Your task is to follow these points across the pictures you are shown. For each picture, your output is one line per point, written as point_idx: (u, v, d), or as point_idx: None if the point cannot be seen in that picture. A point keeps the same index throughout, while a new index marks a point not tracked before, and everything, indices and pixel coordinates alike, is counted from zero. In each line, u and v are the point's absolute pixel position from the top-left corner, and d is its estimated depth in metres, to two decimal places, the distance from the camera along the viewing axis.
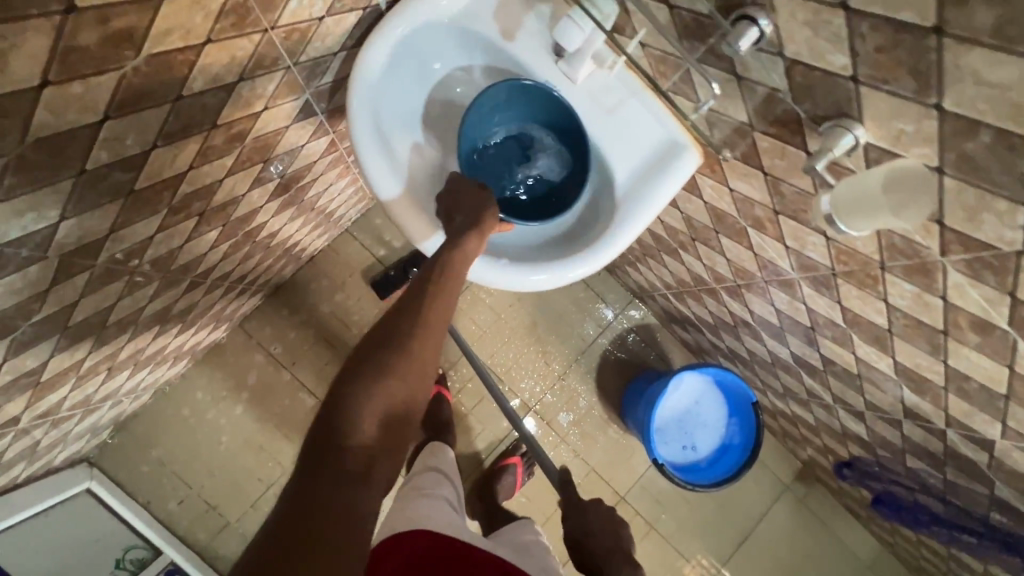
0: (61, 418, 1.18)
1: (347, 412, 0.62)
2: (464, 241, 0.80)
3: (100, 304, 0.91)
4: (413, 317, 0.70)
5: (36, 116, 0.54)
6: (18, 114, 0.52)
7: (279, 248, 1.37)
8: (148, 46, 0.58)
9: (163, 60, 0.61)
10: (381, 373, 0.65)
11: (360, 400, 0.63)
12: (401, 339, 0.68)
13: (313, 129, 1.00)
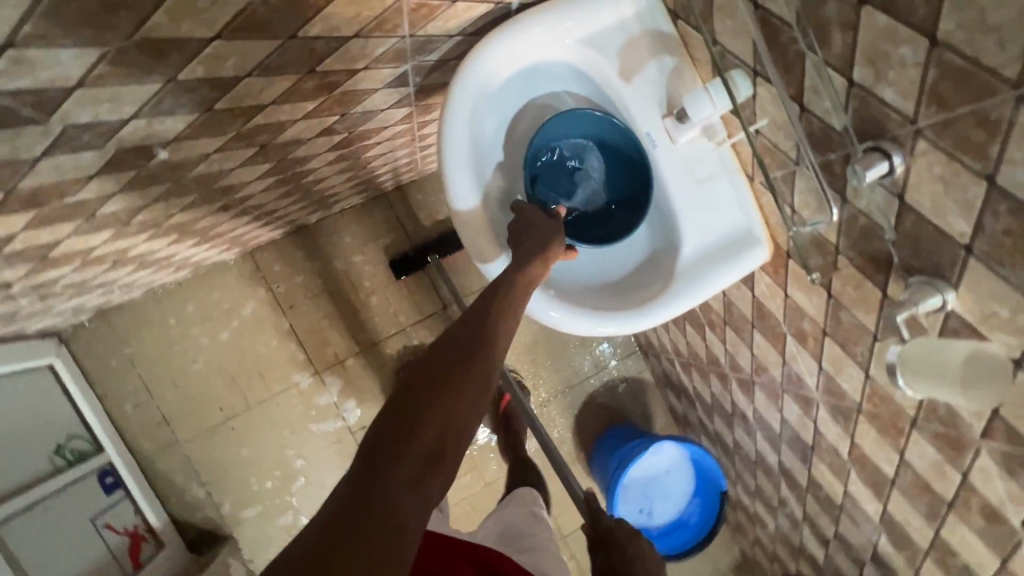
0: (50, 293, 1.14)
1: (400, 416, 0.57)
2: (528, 266, 0.79)
3: (133, 202, 0.87)
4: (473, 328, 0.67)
5: (154, 16, 0.51)
6: (138, 11, 0.50)
7: (319, 194, 1.34)
8: None
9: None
10: (442, 379, 0.60)
11: (417, 404, 0.58)
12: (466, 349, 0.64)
13: (399, 98, 0.97)
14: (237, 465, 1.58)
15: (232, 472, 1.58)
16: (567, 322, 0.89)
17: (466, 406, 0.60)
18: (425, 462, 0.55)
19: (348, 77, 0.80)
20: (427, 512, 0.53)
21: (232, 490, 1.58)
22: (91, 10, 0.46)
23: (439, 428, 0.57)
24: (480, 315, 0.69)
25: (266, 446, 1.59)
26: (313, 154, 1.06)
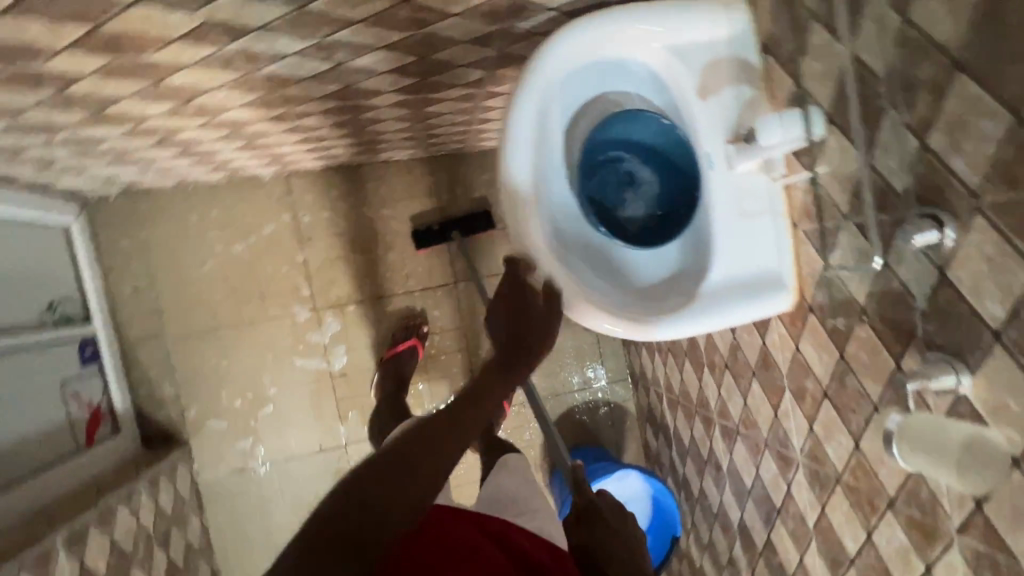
0: (91, 153, 1.16)
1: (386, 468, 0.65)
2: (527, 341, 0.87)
3: (200, 82, 0.89)
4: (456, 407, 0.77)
5: None
6: None
7: (370, 136, 1.35)
8: None
9: None
10: (433, 442, 0.70)
11: (407, 460, 0.67)
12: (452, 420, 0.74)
13: (479, 59, 0.99)
14: (212, 376, 1.58)
15: (206, 381, 1.58)
16: (580, 310, 0.86)
17: (441, 477, 0.68)
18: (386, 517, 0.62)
19: (439, 20, 0.82)
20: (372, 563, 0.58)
21: (201, 399, 1.57)
22: None
23: (420, 483, 0.66)
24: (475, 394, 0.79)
25: (246, 365, 1.59)
26: (380, 91, 1.07)
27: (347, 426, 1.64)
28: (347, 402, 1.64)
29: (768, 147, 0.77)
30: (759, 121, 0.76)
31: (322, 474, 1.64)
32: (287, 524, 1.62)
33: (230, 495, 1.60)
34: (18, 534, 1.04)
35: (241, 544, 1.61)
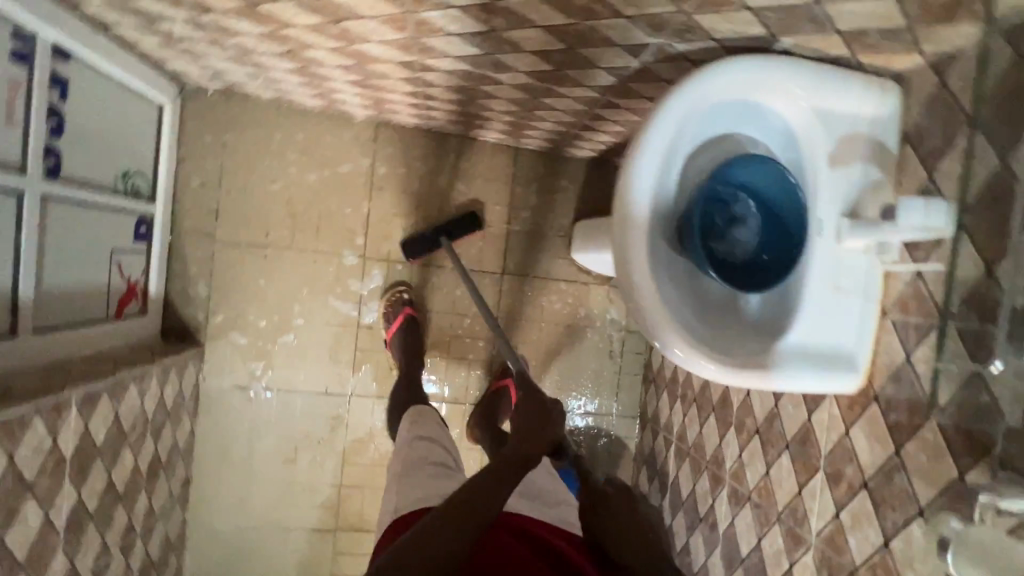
0: (220, 44, 1.18)
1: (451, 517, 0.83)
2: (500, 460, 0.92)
3: (361, 6, 0.91)
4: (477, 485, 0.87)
5: None
6: None
7: (476, 109, 1.37)
8: None
9: None
10: (487, 491, 0.87)
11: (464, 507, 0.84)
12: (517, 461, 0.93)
13: (622, 66, 0.99)
14: (245, 290, 1.58)
15: (238, 293, 1.58)
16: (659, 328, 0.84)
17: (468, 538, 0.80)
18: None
19: (611, 16, 0.83)
20: None
21: (228, 308, 1.58)
22: None
23: (473, 525, 0.82)
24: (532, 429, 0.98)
25: (281, 290, 1.60)
26: (511, 68, 1.09)
27: (357, 377, 1.64)
28: (364, 355, 1.64)
29: (901, 231, 0.76)
30: (902, 202, 0.76)
31: (318, 417, 1.63)
32: (269, 455, 1.61)
33: (224, 410, 1.59)
34: (39, 379, 1.05)
35: (219, 460, 1.59)
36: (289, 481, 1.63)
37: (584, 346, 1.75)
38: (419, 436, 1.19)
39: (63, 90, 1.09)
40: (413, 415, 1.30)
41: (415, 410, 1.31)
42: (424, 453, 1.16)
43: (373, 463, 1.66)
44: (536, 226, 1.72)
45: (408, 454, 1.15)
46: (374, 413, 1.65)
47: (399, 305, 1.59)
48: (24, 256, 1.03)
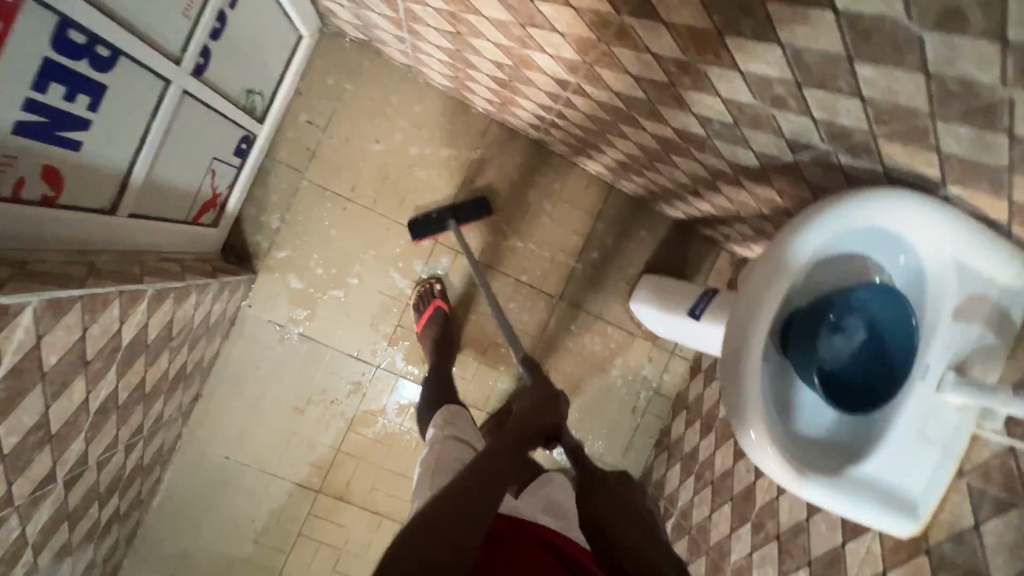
0: (390, 5, 1.20)
1: (474, 474, 0.78)
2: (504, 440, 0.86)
3: (559, 22, 0.93)
4: (475, 463, 0.79)
5: None
6: None
7: (600, 140, 1.39)
8: (911, 45, 0.62)
9: (892, 52, 0.64)
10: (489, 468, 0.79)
11: (465, 483, 0.76)
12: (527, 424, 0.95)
13: (774, 156, 1.01)
14: (314, 235, 1.58)
15: (307, 235, 1.58)
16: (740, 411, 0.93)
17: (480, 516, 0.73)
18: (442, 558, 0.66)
19: (798, 112, 0.84)
20: None
21: (293, 246, 1.57)
22: None
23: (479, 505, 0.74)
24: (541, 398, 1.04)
25: (347, 246, 1.59)
26: (662, 121, 1.11)
27: (391, 353, 1.63)
28: (405, 334, 1.63)
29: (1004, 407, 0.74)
30: None
31: (341, 378, 1.62)
32: (282, 399, 1.60)
33: (255, 342, 1.58)
34: (119, 266, 1.06)
35: (233, 388, 1.58)
36: (291, 430, 1.61)
37: (612, 394, 1.76)
38: (454, 438, 1.16)
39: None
40: (446, 414, 1.27)
41: (450, 410, 1.28)
42: (458, 455, 1.13)
43: (376, 440, 1.64)
44: (605, 266, 1.73)
45: (440, 456, 1.11)
46: (394, 392, 1.64)
47: (431, 297, 1.58)
48: (148, 141, 1.03)
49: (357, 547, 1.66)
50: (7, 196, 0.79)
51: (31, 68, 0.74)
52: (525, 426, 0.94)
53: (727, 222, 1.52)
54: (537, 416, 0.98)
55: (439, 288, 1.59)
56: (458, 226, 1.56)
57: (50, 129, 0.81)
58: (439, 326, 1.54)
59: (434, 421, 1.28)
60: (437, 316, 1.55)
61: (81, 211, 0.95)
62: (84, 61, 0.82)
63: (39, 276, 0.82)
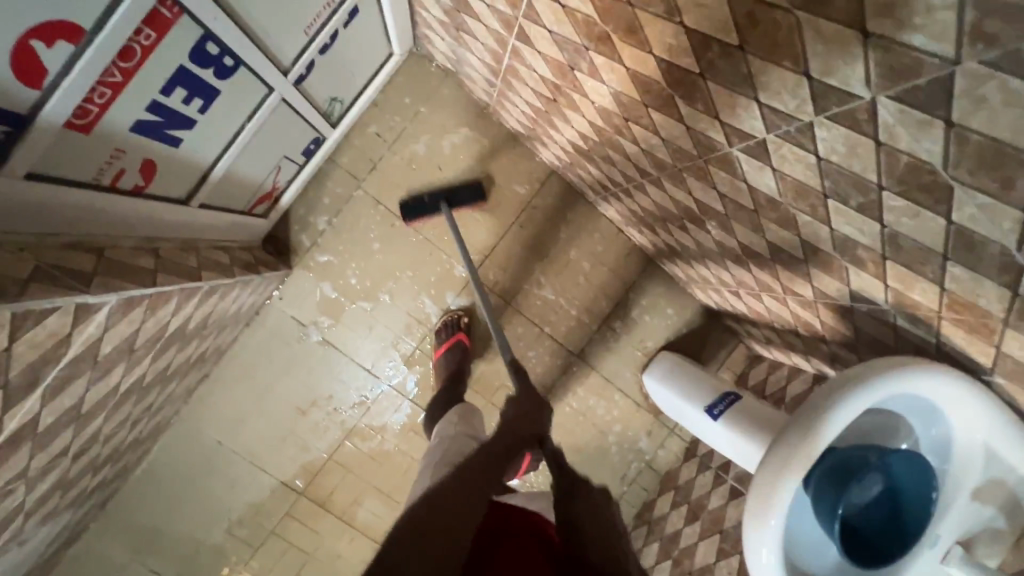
0: (493, 56, 1.22)
1: (388, 558, 0.65)
2: (470, 468, 0.81)
3: (665, 132, 0.96)
4: (431, 507, 0.73)
5: (971, 197, 0.60)
6: (979, 191, 0.58)
7: (658, 223, 1.42)
8: (1008, 269, 0.65)
9: (987, 267, 0.68)
10: (447, 507, 0.73)
11: (417, 529, 0.69)
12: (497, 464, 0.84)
13: (832, 295, 1.05)
14: (356, 244, 1.59)
15: (349, 242, 1.58)
16: (759, 554, 0.91)
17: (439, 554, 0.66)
18: None
19: (873, 274, 0.88)
20: None
21: (333, 251, 1.58)
22: (988, 169, 0.55)
23: (433, 539, 0.68)
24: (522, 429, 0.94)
25: (386, 262, 1.60)
26: (731, 233, 1.15)
27: (403, 374, 1.64)
28: (420, 359, 1.64)
29: None
30: None
31: (348, 388, 1.62)
32: (286, 397, 1.60)
33: (273, 335, 1.58)
34: (177, 255, 1.06)
35: (241, 375, 1.58)
36: (288, 428, 1.61)
37: (606, 459, 1.78)
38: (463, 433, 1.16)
39: (349, 17, 1.11)
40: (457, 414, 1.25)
41: (461, 408, 1.27)
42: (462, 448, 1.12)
43: (368, 455, 1.64)
44: (627, 333, 1.76)
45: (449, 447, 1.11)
46: (396, 413, 1.64)
47: (455, 327, 1.58)
48: (237, 140, 1.03)
49: (325, 556, 1.65)
50: (104, 186, 0.79)
51: (166, 73, 0.75)
52: (486, 471, 0.81)
53: (755, 324, 1.56)
54: (515, 436, 0.91)
55: (465, 321, 1.60)
56: (450, 209, 1.52)
57: (161, 128, 0.81)
58: (457, 358, 1.53)
59: (447, 417, 1.28)
60: (456, 347, 1.54)
61: (161, 201, 0.95)
62: (209, 69, 0.82)
63: (115, 269, 0.81)
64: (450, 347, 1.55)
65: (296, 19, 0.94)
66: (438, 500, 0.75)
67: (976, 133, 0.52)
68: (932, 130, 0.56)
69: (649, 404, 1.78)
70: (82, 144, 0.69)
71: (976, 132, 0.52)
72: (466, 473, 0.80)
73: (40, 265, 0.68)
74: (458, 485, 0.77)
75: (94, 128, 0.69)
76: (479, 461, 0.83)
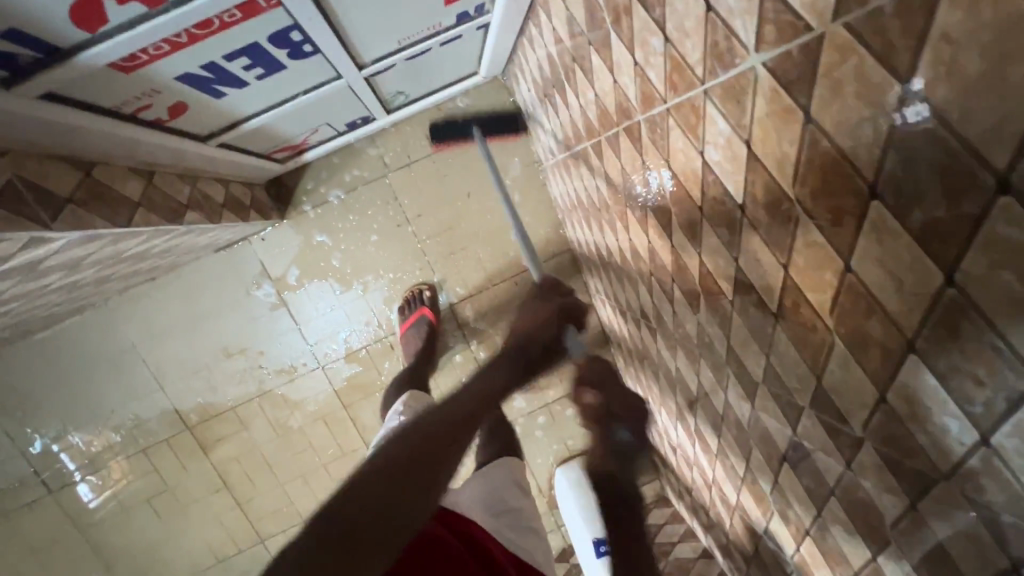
0: (565, 137, 1.19)
1: (476, 390, 0.79)
2: (533, 327, 0.94)
3: (680, 309, 0.96)
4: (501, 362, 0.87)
5: (907, 558, 0.60)
6: (915, 559, 0.59)
7: (637, 355, 1.42)
8: None
9: None
10: (513, 359, 0.88)
11: (497, 368, 0.85)
12: (436, 441, 0.67)
13: (750, 515, 1.06)
14: (355, 227, 1.55)
15: (348, 223, 1.54)
16: None
17: (494, 394, 0.81)
18: (467, 420, 0.73)
19: (790, 533, 0.90)
20: (462, 441, 0.71)
21: (329, 228, 1.54)
22: (930, 551, 0.55)
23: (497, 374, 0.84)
24: (484, 392, 0.79)
25: (374, 256, 1.57)
26: (693, 411, 1.15)
27: (339, 364, 1.60)
28: (362, 358, 1.60)
29: None
30: None
31: (282, 353, 1.58)
32: (219, 334, 1.55)
33: (233, 271, 1.53)
34: (171, 183, 1.00)
35: (183, 295, 1.52)
36: (205, 362, 1.56)
37: None
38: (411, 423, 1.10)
39: (448, 38, 1.07)
40: (411, 398, 1.21)
41: (414, 394, 1.23)
42: None
43: (270, 422, 1.61)
44: (557, 427, 1.77)
45: None
46: (316, 396, 1.61)
47: (419, 303, 1.53)
48: (282, 105, 0.99)
49: (183, 496, 1.62)
50: (125, 114, 0.75)
51: (238, 44, 0.70)
52: (534, 333, 0.93)
53: (675, 477, 1.58)
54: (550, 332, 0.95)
55: (429, 295, 1.53)
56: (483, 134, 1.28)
57: (208, 83, 0.77)
58: (419, 329, 1.47)
59: (397, 404, 1.22)
60: (420, 319, 1.49)
61: (179, 135, 0.90)
62: (284, 50, 0.78)
63: (93, 198, 0.76)
64: (413, 322, 1.50)
65: (392, 29, 0.89)
66: (504, 359, 0.88)
67: (932, 530, 0.54)
68: (897, 496, 0.57)
69: (538, 500, 1.81)
70: (116, 80, 0.65)
71: (933, 529, 0.53)
72: (532, 334, 0.93)
73: (10, 182, 0.62)
74: (522, 343, 0.91)
75: (135, 71, 0.65)
76: (531, 332, 0.93)
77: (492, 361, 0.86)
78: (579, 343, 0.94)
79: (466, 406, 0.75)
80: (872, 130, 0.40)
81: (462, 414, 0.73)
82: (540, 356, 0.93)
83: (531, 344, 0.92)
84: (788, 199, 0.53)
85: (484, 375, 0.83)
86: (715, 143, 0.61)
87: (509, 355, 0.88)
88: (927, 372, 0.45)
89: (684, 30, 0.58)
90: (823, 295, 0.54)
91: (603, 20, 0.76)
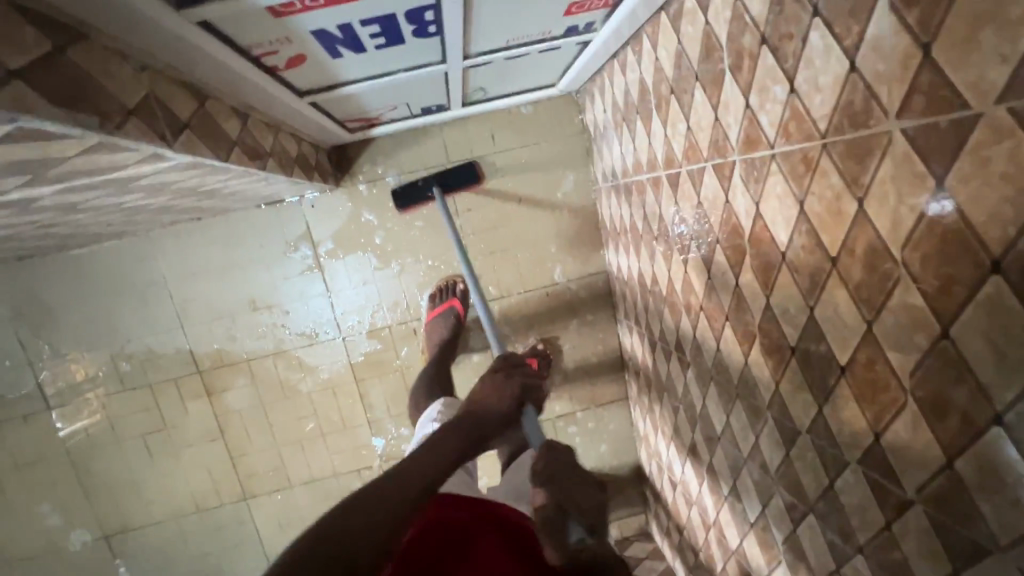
0: (635, 162, 1.23)
1: (430, 460, 0.74)
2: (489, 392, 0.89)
3: (726, 349, 0.98)
4: (458, 437, 0.80)
5: None
6: None
7: (657, 386, 1.45)
8: None
9: None
10: (475, 426, 0.83)
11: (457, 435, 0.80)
12: (389, 517, 0.63)
13: (750, 561, 1.08)
14: None
15: None
16: None
17: (449, 466, 0.75)
18: (418, 490, 0.69)
19: None
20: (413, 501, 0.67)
21: (379, 208, 1.56)
22: None
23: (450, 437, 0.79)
24: (442, 463, 0.74)
25: (417, 240, 1.58)
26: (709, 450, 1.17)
27: (360, 338, 1.61)
28: (384, 337, 1.61)
29: None
30: None
31: (306, 316, 1.59)
32: (249, 285, 1.56)
33: (277, 228, 1.54)
34: (259, 130, 1.02)
35: (223, 240, 1.53)
36: (230, 310, 1.56)
37: None
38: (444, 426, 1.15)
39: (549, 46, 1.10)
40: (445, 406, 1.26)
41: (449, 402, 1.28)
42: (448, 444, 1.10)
43: (279, 382, 1.61)
44: None
45: None
46: (331, 365, 1.61)
47: (450, 293, 1.54)
48: (382, 77, 1.01)
49: (179, 438, 1.61)
50: (251, 55, 0.77)
51: (378, 12, 0.73)
52: (489, 400, 0.88)
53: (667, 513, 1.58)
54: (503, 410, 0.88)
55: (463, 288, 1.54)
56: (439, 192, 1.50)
57: (335, 42, 0.79)
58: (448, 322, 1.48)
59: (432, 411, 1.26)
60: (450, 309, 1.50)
61: (283, 85, 0.92)
62: (412, 26, 0.81)
63: (203, 128, 0.78)
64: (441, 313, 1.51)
65: (509, 27, 0.93)
66: (459, 431, 0.81)
67: None
68: (938, 561, 0.59)
69: None
70: (264, 22, 0.67)
71: None
72: (491, 407, 0.87)
73: (146, 97, 0.63)
74: (482, 411, 0.86)
75: (284, 17, 0.68)
76: (485, 403, 0.87)
77: (448, 428, 0.81)
78: (535, 427, 0.91)
79: (419, 471, 0.71)
80: (1011, 210, 0.43)
81: (414, 484, 0.69)
82: (499, 429, 0.87)
83: (489, 420, 0.85)
84: (893, 260, 0.55)
85: (441, 436, 0.79)
86: (820, 194, 0.64)
87: (466, 423, 0.82)
88: (1010, 446, 0.47)
89: (816, 85, 0.61)
90: (906, 357, 0.57)
91: (719, 60, 0.79)
